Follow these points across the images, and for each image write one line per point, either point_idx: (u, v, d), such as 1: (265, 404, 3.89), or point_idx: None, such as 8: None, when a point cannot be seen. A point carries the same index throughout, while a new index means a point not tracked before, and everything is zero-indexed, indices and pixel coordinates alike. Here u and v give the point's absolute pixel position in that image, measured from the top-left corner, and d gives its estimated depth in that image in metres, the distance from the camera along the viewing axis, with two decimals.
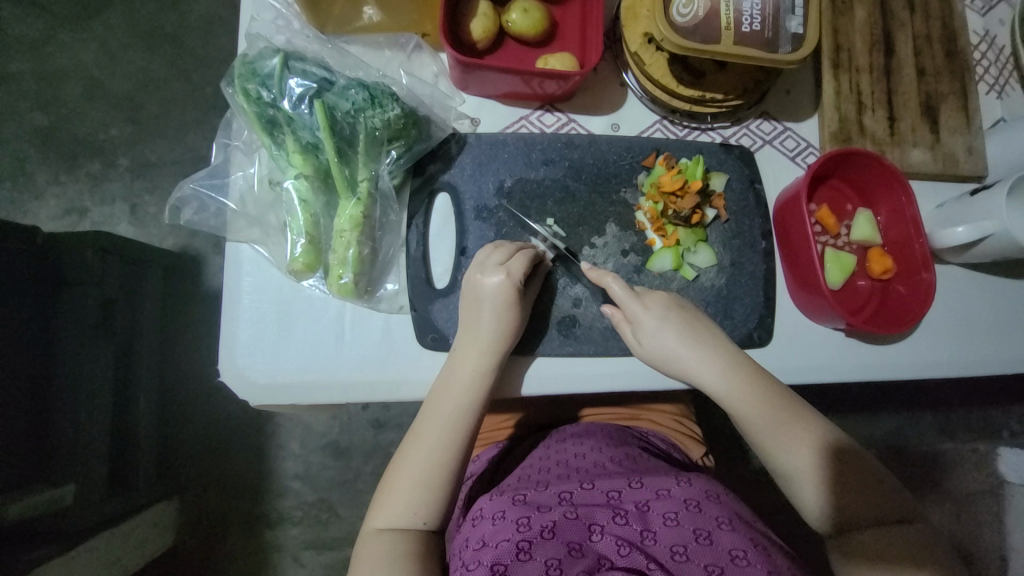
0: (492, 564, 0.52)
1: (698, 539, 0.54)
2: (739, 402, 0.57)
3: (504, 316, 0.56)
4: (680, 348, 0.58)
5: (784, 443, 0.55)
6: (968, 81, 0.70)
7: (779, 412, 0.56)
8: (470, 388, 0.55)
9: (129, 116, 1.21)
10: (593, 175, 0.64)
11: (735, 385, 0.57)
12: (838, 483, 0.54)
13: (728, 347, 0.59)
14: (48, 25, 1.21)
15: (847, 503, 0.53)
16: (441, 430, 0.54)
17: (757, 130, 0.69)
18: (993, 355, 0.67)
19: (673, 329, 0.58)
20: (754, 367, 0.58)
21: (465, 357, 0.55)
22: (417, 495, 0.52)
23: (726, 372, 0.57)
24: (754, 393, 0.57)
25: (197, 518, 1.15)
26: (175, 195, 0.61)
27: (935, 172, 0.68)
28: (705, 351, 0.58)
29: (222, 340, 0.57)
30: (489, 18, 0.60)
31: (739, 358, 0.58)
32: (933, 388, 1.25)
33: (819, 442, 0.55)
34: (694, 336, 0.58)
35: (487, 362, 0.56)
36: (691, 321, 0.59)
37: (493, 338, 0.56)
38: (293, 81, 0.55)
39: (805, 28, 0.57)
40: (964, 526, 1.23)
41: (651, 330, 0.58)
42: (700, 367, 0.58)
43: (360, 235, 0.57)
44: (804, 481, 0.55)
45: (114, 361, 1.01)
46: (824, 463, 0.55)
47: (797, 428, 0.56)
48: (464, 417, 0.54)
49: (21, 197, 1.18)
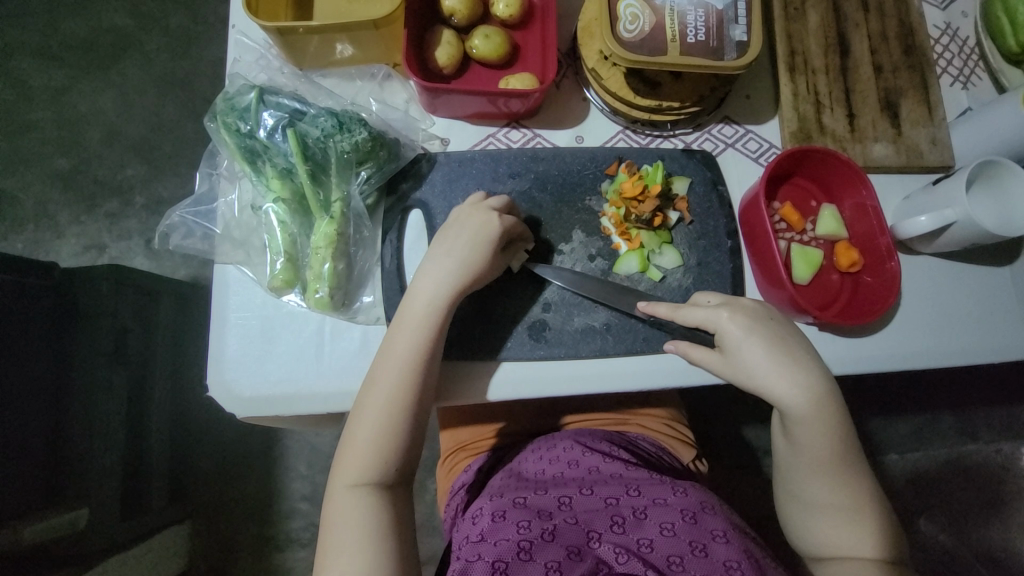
0: (492, 560, 0.53)
1: (694, 551, 0.53)
2: (806, 431, 0.56)
3: (474, 251, 0.58)
4: (767, 361, 0.56)
5: (818, 473, 0.57)
6: (928, 75, 0.72)
7: (836, 449, 0.56)
8: (422, 317, 0.57)
9: (144, 157, 1.29)
10: (559, 185, 0.67)
11: (814, 412, 0.55)
12: (845, 520, 0.57)
13: (823, 374, 0.56)
14: (71, 78, 1.31)
15: (853, 539, 0.56)
16: (399, 368, 0.55)
17: (718, 134, 0.71)
18: (979, 346, 0.66)
19: (761, 345, 0.56)
20: (841, 403, 0.56)
21: (430, 278, 0.58)
22: (376, 448, 0.54)
23: (815, 401, 0.55)
24: (822, 420, 0.56)
25: (208, 540, 1.18)
26: (165, 222, 0.66)
27: (899, 165, 0.69)
28: (798, 375, 0.55)
29: (210, 357, 0.60)
30: (453, 45, 0.64)
31: (833, 393, 0.56)
32: (948, 387, 1.21)
33: (850, 481, 0.57)
34: (786, 356, 0.56)
35: (446, 292, 0.57)
36: (784, 341, 0.57)
37: (454, 268, 0.57)
38: (267, 114, 0.60)
39: (748, 35, 0.59)
40: (992, 533, 1.17)
41: (735, 342, 0.57)
42: (785, 388, 0.55)
43: (334, 251, 0.61)
44: (820, 510, 0.58)
45: (127, 387, 1.05)
46: (847, 500, 0.57)
47: (841, 466, 0.57)
48: (414, 364, 0.55)
49: (45, 237, 1.26)
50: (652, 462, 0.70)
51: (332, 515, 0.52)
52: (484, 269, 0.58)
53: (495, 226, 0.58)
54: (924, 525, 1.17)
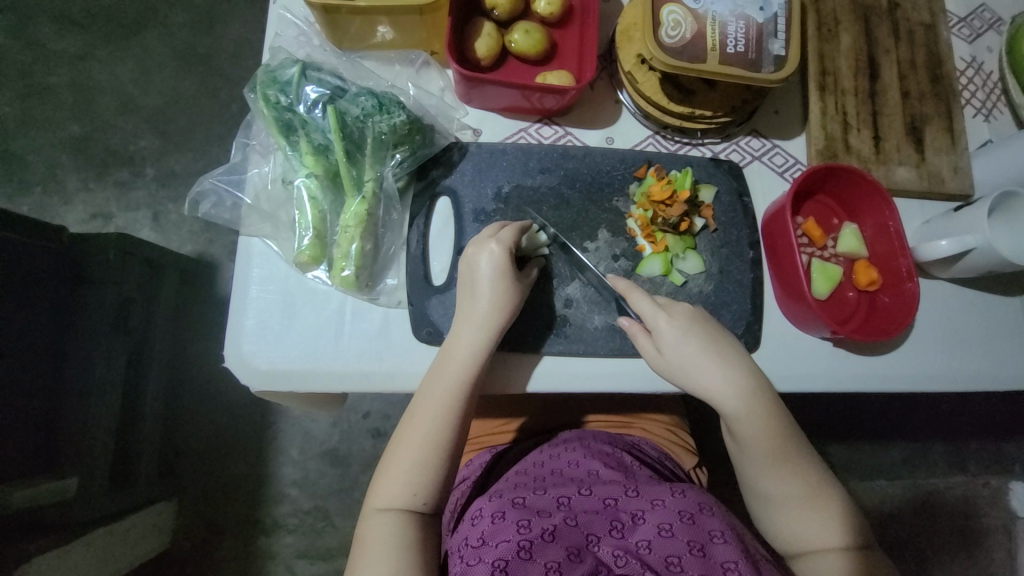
0: (494, 561, 0.52)
1: (692, 551, 0.53)
2: (743, 425, 0.58)
3: (501, 290, 0.59)
4: (701, 359, 0.59)
5: (770, 467, 0.58)
6: (953, 104, 0.73)
7: (777, 440, 0.58)
8: (458, 360, 0.57)
9: (159, 129, 1.29)
10: (587, 183, 0.67)
11: (746, 405, 0.58)
12: (807, 507, 0.57)
13: (749, 371, 0.59)
14: (90, 44, 1.31)
15: (819, 527, 0.56)
16: (432, 408, 0.57)
17: (746, 146, 0.72)
18: (987, 370, 0.68)
19: (696, 341, 0.59)
20: (769, 396, 0.59)
21: (469, 326, 0.58)
22: (407, 473, 0.55)
23: (743, 395, 0.58)
24: (755, 411, 0.58)
25: (193, 519, 1.16)
26: (195, 189, 0.66)
27: (921, 189, 0.71)
28: (727, 371, 0.59)
29: (229, 328, 0.60)
30: (493, 38, 0.65)
31: (762, 387, 0.59)
32: (942, 417, 1.23)
33: (802, 470, 0.58)
34: (718, 353, 0.59)
35: (485, 335, 0.58)
36: (718, 339, 0.60)
37: (490, 311, 0.58)
38: (309, 88, 0.61)
39: (786, 50, 0.60)
40: (975, 564, 1.18)
41: (672, 337, 0.59)
42: (714, 383, 0.59)
43: (363, 231, 0.61)
44: (777, 504, 0.58)
45: (126, 357, 1.04)
46: (798, 489, 0.57)
47: (783, 456, 0.58)
48: (445, 391, 0.57)
49: (51, 202, 1.25)
50: (657, 466, 0.70)
51: (364, 537, 0.54)
52: (512, 301, 0.59)
53: (497, 253, 0.59)
54: (908, 552, 1.18)
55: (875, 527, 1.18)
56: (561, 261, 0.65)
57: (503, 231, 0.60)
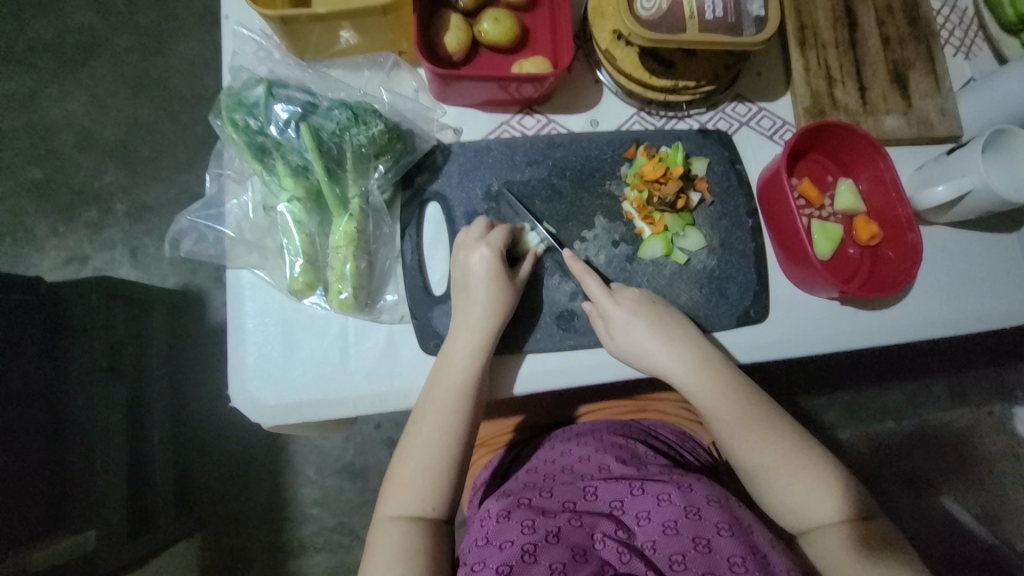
0: (498, 566, 0.51)
1: (697, 547, 0.51)
2: (702, 400, 0.59)
3: (494, 295, 0.58)
4: (650, 340, 0.59)
5: (743, 438, 0.57)
6: (933, 46, 0.72)
7: (739, 408, 0.58)
8: (462, 368, 0.56)
9: (123, 162, 1.23)
10: (577, 171, 0.66)
11: (699, 379, 0.59)
12: (791, 473, 0.56)
13: (696, 343, 0.60)
14: (36, 80, 1.24)
15: (804, 492, 0.55)
16: (446, 420, 0.56)
17: (732, 113, 0.70)
18: (991, 308, 0.68)
19: (644, 323, 0.59)
20: (720, 364, 0.60)
21: (465, 332, 0.57)
22: (429, 485, 0.55)
23: (696, 371, 0.59)
24: (711, 384, 0.59)
25: (217, 552, 1.15)
26: (175, 228, 0.63)
27: (910, 137, 0.70)
28: (674, 348, 0.60)
29: (230, 365, 0.58)
30: (462, 31, 0.62)
31: (711, 357, 0.60)
32: (943, 353, 1.25)
33: (776, 435, 0.57)
34: (665, 334, 0.60)
35: (484, 343, 0.57)
36: (666, 319, 0.60)
37: (486, 315, 0.58)
38: (279, 108, 0.58)
39: (766, 10, 0.58)
40: (990, 489, 1.21)
41: (620, 324, 0.59)
42: (666, 363, 0.60)
43: (355, 250, 0.59)
44: (765, 479, 0.57)
45: (127, 398, 1.03)
46: (778, 455, 0.56)
47: (755, 421, 0.58)
48: (460, 401, 0.56)
49: (23, 251, 1.20)
50: (676, 448, 0.69)
51: (374, 547, 0.54)
52: (507, 306, 0.59)
53: (488, 255, 0.58)
54: (923, 488, 1.21)
55: (888, 467, 1.21)
56: (555, 255, 0.63)
57: (493, 233, 0.60)
